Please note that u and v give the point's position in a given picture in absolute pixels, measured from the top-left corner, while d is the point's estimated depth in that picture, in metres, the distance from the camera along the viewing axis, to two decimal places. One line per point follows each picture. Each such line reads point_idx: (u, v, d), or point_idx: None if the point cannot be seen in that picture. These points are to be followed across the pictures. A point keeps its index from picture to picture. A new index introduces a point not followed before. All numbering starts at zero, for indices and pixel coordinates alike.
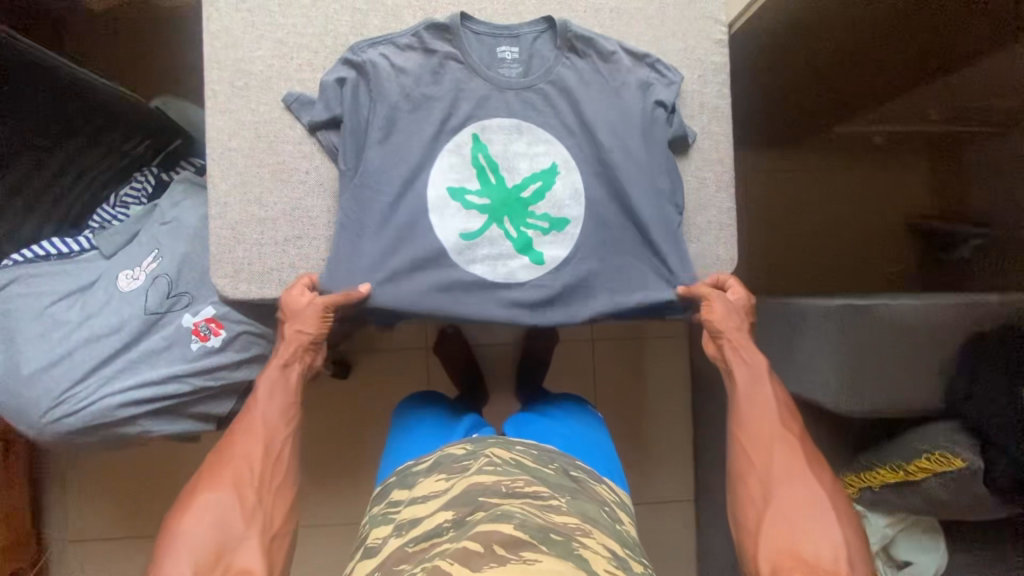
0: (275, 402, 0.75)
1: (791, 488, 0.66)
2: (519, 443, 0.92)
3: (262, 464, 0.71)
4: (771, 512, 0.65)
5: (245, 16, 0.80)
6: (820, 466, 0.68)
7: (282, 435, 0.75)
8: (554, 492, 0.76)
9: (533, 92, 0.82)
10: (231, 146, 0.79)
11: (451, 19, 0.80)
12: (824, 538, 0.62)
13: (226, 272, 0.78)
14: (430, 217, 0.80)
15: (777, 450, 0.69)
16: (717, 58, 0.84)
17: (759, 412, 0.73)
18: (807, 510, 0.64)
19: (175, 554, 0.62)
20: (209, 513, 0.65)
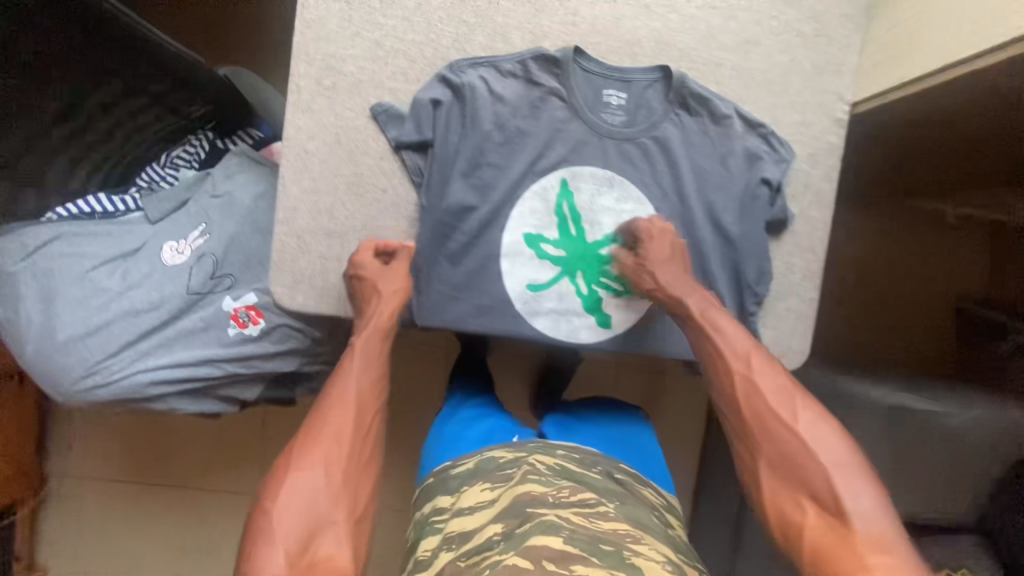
0: (359, 376, 0.69)
1: (771, 438, 0.60)
2: (561, 446, 0.89)
3: (351, 442, 0.63)
4: (775, 479, 0.60)
5: (343, 9, 0.73)
6: (787, 388, 0.62)
7: (368, 409, 0.67)
8: (601, 498, 0.75)
9: (632, 145, 0.77)
10: (309, 149, 0.74)
11: (563, 52, 0.74)
12: (817, 476, 0.58)
13: (285, 281, 0.75)
14: (502, 262, 0.77)
15: (738, 393, 0.64)
16: (832, 139, 0.79)
17: (744, 378, 0.64)
18: (793, 451, 0.59)
19: (267, 538, 0.56)
20: (298, 492, 0.59)
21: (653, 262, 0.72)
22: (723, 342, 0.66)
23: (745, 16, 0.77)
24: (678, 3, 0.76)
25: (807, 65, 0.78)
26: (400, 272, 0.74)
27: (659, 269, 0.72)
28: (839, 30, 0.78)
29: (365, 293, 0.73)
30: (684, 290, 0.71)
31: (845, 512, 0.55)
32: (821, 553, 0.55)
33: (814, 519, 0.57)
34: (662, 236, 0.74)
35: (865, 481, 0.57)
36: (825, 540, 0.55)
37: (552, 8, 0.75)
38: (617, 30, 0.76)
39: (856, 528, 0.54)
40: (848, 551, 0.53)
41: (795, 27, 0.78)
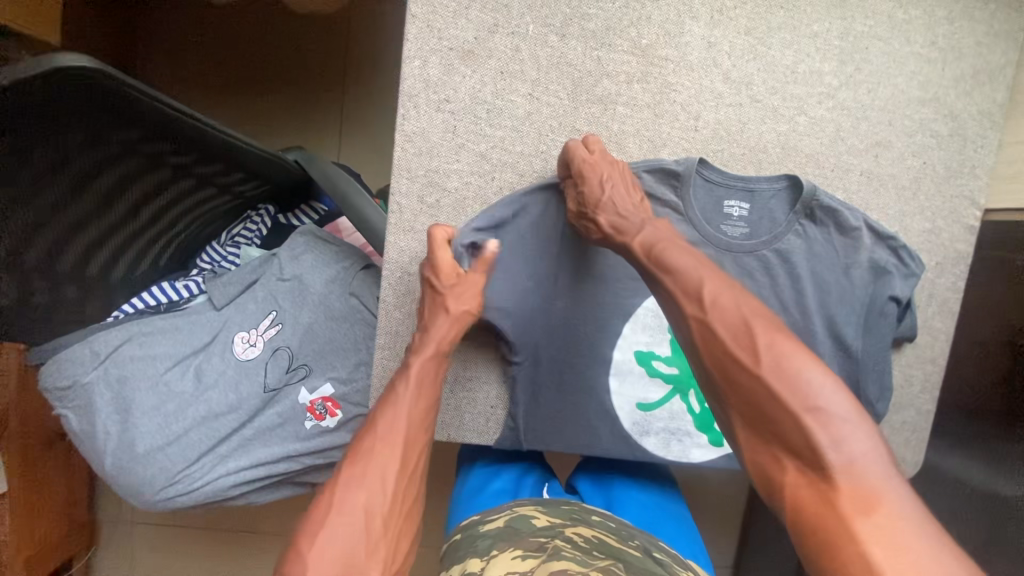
0: (413, 407, 0.60)
1: (738, 389, 0.49)
2: (595, 512, 0.83)
3: (398, 483, 0.55)
4: (755, 424, 0.48)
5: (447, 119, 0.67)
6: (743, 321, 0.51)
7: (416, 443, 0.58)
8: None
9: (754, 259, 0.72)
10: (411, 270, 0.69)
11: (686, 165, 0.68)
12: (790, 423, 0.46)
13: None
14: (611, 381, 0.73)
15: (697, 340, 0.52)
16: (961, 246, 0.74)
17: (713, 313, 0.52)
18: (757, 396, 0.48)
19: None
20: (336, 540, 0.49)
21: (593, 206, 0.63)
22: (680, 278, 0.55)
23: (878, 116, 0.71)
24: (807, 104, 0.70)
25: (940, 168, 0.73)
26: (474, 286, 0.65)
27: (601, 213, 0.63)
28: (975, 129, 0.72)
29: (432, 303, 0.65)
30: (631, 228, 0.62)
31: (830, 466, 0.44)
32: (803, 515, 0.45)
33: (794, 474, 0.46)
34: (602, 166, 0.64)
35: (853, 422, 0.45)
36: (812, 492, 0.45)
37: (672, 113, 0.69)
38: (741, 135, 0.70)
39: (841, 484, 0.43)
40: (833, 517, 0.43)
41: (929, 127, 0.72)
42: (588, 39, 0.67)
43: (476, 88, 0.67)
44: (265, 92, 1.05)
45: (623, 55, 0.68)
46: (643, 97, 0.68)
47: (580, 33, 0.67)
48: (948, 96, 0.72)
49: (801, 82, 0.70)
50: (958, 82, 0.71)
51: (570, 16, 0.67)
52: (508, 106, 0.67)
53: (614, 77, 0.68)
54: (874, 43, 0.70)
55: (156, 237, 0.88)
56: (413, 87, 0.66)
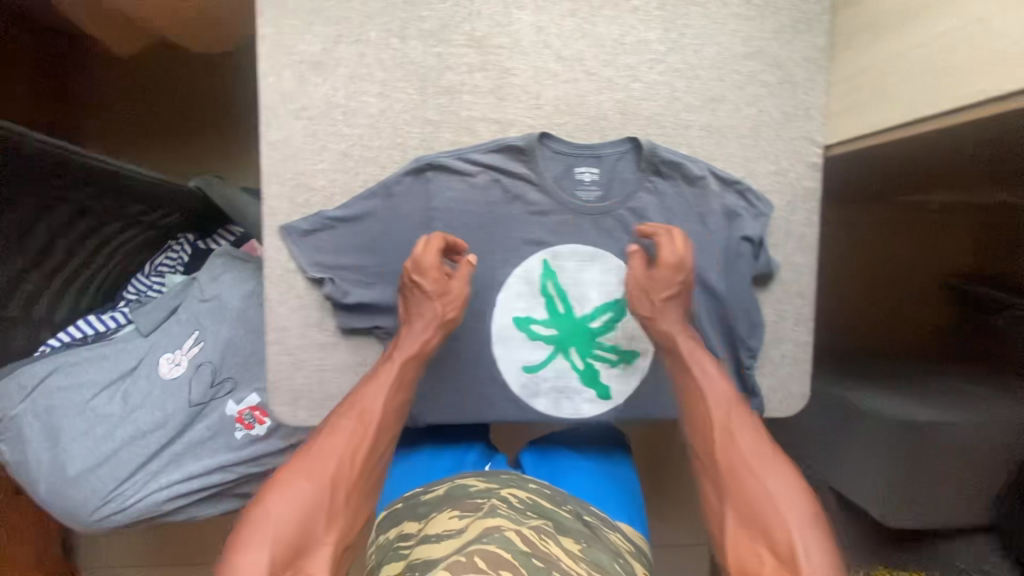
0: (388, 394, 0.66)
1: (738, 486, 0.58)
2: (533, 481, 0.83)
3: (361, 467, 0.60)
4: (738, 515, 0.57)
5: (307, 125, 0.73)
6: (760, 445, 0.60)
7: (382, 431, 0.64)
8: (563, 535, 0.70)
9: (609, 218, 0.77)
10: (292, 267, 0.74)
11: (529, 140, 0.74)
12: (774, 521, 0.54)
13: (284, 400, 0.76)
14: (495, 348, 0.78)
15: (710, 445, 0.62)
16: (809, 183, 0.79)
17: (734, 428, 0.62)
18: (756, 495, 0.56)
19: (261, 538, 0.51)
20: (300, 501, 0.54)
21: (660, 288, 0.71)
22: (713, 386, 0.65)
23: (708, 74, 0.77)
24: (640, 71, 0.76)
25: (775, 115, 0.78)
26: (457, 293, 0.71)
27: (660, 296, 0.71)
28: (803, 75, 0.78)
29: (412, 306, 0.71)
30: (665, 326, 0.71)
31: (797, 563, 0.51)
32: None
33: (771, 569, 0.53)
34: (687, 259, 0.72)
35: (820, 534, 0.53)
36: None
37: (515, 95, 0.75)
38: (582, 107, 0.76)
39: None
40: None
41: (759, 78, 0.77)
42: (427, 38, 0.73)
43: (330, 94, 0.73)
44: (182, 132, 1.13)
45: (461, 48, 0.73)
46: (486, 84, 0.74)
47: (418, 34, 0.73)
48: (771, 47, 0.77)
49: (631, 52, 0.75)
50: (778, 34, 0.77)
51: (407, 19, 0.73)
52: (361, 107, 0.73)
53: (456, 69, 0.74)
54: (692, 9, 0.76)
55: (74, 274, 0.95)
56: (272, 100, 0.73)
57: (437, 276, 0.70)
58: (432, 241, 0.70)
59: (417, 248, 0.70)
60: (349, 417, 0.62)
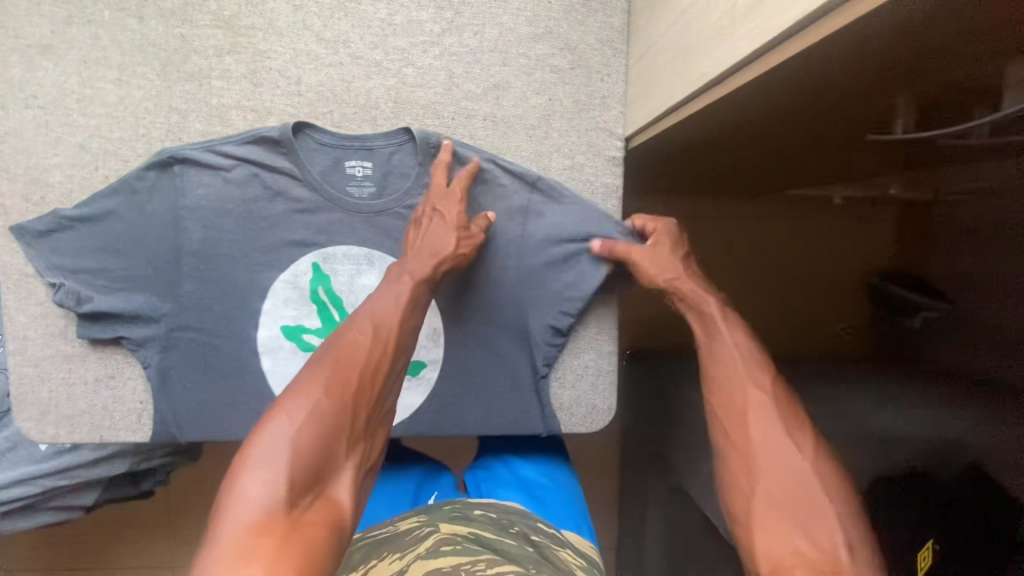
0: (405, 311, 0.62)
1: (769, 457, 0.53)
2: (476, 505, 0.79)
3: (375, 383, 0.57)
4: (764, 493, 0.51)
5: (38, 115, 0.66)
6: (790, 415, 0.55)
7: (403, 349, 0.61)
8: (519, 565, 0.64)
9: (385, 216, 0.71)
10: (29, 271, 0.68)
11: (283, 130, 0.67)
12: (809, 500, 0.49)
13: (30, 415, 0.70)
14: (263, 360, 0.71)
15: (739, 416, 0.56)
16: (608, 179, 0.72)
17: (758, 397, 0.57)
18: (792, 473, 0.51)
19: (276, 455, 0.48)
20: (311, 421, 0.51)
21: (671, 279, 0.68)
22: (730, 360, 0.60)
23: (490, 58, 0.70)
24: (412, 54, 0.69)
25: (568, 103, 0.71)
26: (478, 225, 0.68)
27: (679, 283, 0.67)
28: (598, 59, 0.71)
29: (431, 235, 0.66)
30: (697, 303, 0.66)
31: (835, 552, 0.46)
32: None
33: (806, 559, 0.46)
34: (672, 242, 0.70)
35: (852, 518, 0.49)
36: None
37: (272, 81, 0.68)
38: (349, 94, 0.69)
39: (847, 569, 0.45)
40: None
41: (548, 62, 0.70)
42: (168, 17, 0.66)
43: (62, 80, 0.66)
44: None
45: (207, 30, 0.67)
46: (237, 69, 0.67)
47: (158, 13, 0.66)
48: (561, 28, 0.70)
49: (400, 33, 0.69)
50: (568, 13, 0.70)
51: None
52: (98, 94, 0.67)
53: (203, 52, 0.67)
54: None
55: None
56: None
57: (455, 199, 0.67)
58: (456, 171, 0.69)
59: (442, 176, 0.68)
60: (359, 334, 0.58)
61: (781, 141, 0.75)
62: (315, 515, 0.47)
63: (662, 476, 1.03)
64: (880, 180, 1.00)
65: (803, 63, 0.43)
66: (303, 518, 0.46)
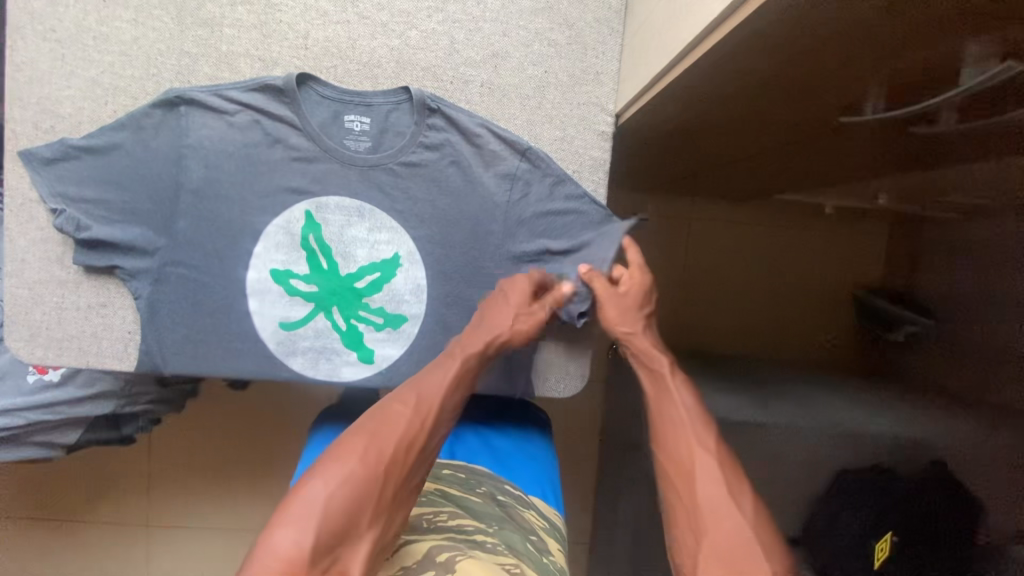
0: (448, 390, 0.67)
1: (715, 519, 0.55)
2: (447, 465, 0.81)
3: (410, 458, 0.60)
4: (706, 551, 0.54)
5: (55, 48, 0.70)
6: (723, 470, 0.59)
7: (438, 425, 0.65)
8: (478, 520, 0.67)
9: (379, 171, 0.73)
10: (32, 197, 0.71)
11: (287, 80, 0.70)
12: (749, 557, 0.52)
13: (21, 336, 0.72)
14: (250, 301, 0.73)
15: (680, 474, 0.61)
16: (596, 153, 0.75)
17: (703, 458, 0.60)
18: (730, 532, 0.54)
19: (308, 514, 0.52)
20: (347, 486, 0.55)
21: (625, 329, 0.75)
22: (678, 421, 0.65)
23: (491, 28, 0.73)
24: (417, 18, 0.72)
25: (563, 77, 0.74)
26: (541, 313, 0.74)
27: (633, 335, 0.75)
28: (594, 37, 0.73)
29: (497, 310, 0.72)
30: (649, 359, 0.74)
31: None
32: None
33: None
34: (637, 280, 0.76)
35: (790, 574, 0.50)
36: None
37: (281, 33, 0.71)
38: (353, 51, 0.72)
39: None
40: None
41: (547, 37, 0.73)
42: None
43: (80, 17, 0.70)
44: None
45: None
46: (248, 19, 0.71)
47: None
48: (561, 4, 0.73)
49: None
50: None
51: None
52: (114, 32, 0.70)
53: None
54: None
55: None
56: (18, 18, 0.69)
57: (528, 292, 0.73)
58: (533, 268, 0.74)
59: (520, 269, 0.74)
60: (404, 406, 0.63)
61: (768, 128, 0.77)
62: None
63: (633, 464, 1.04)
64: (869, 183, 1.02)
65: (781, 16, 0.46)
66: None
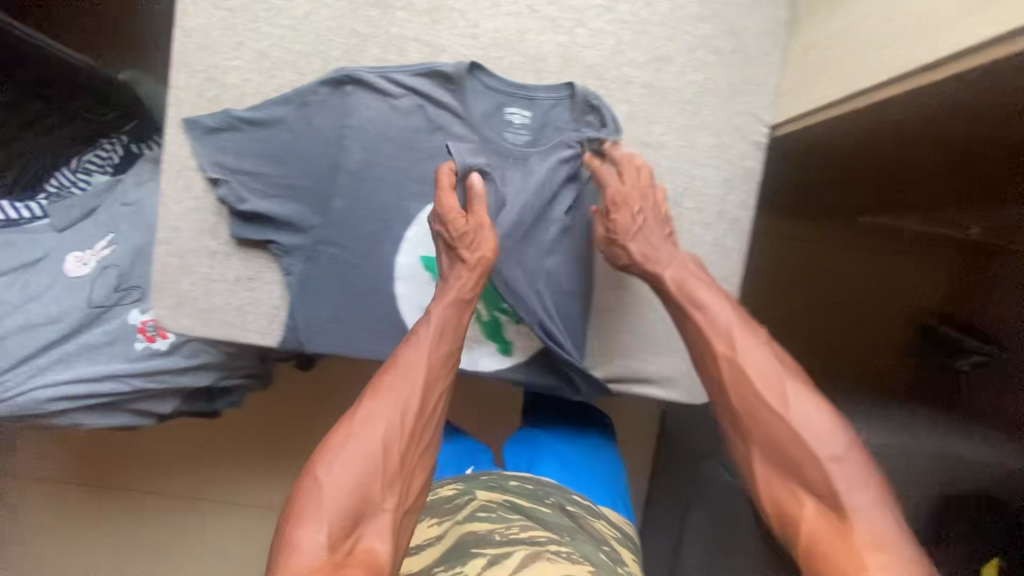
0: (432, 353, 0.65)
1: (764, 427, 0.58)
2: (514, 477, 0.79)
3: (403, 427, 0.60)
4: (762, 451, 0.58)
5: (226, 17, 0.69)
6: (773, 368, 0.59)
7: (434, 388, 0.64)
8: (551, 533, 0.64)
9: (535, 165, 0.73)
10: (191, 165, 0.70)
11: (458, 68, 0.70)
12: (809, 463, 0.55)
13: (167, 304, 0.72)
14: (398, 285, 0.73)
15: (723, 376, 0.60)
16: (749, 163, 0.75)
17: (751, 366, 0.60)
18: (786, 440, 0.56)
19: (315, 509, 0.54)
20: (350, 472, 0.57)
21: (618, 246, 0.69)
22: (706, 327, 0.63)
23: (657, 30, 0.73)
24: (586, 16, 0.72)
25: (723, 85, 0.74)
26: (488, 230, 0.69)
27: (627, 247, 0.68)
28: (757, 48, 0.74)
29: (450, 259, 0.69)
30: (659, 260, 0.67)
31: (842, 505, 0.53)
32: (811, 537, 0.53)
33: (812, 509, 0.54)
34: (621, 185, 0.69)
35: (853, 472, 0.54)
36: (825, 528, 0.53)
37: (451, 20, 0.71)
38: (521, 44, 0.72)
39: (854, 522, 0.52)
40: (837, 539, 0.52)
41: (711, 44, 0.73)
42: None
43: None
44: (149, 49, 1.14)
45: None
46: (421, 3, 0.70)
47: None
48: (728, 13, 0.73)
49: None
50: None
51: None
52: (285, 6, 0.69)
53: None
54: None
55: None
56: None
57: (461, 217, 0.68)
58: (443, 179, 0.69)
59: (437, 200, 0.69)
60: (391, 381, 0.62)
61: None
62: (354, 558, 0.52)
63: None
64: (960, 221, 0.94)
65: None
66: (346, 561, 0.52)
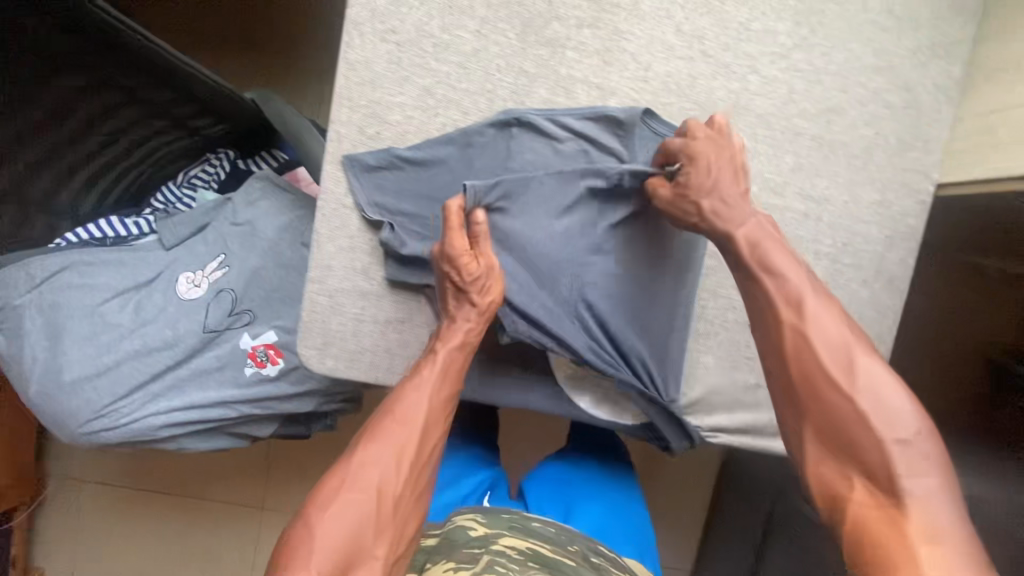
0: (433, 394, 0.61)
1: (822, 405, 0.50)
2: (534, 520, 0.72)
3: (401, 470, 0.57)
4: (813, 431, 0.51)
5: (392, 51, 0.66)
6: (845, 341, 0.52)
7: (432, 429, 0.61)
8: None
9: None
10: (348, 203, 0.68)
11: (631, 113, 0.67)
12: (869, 446, 0.48)
13: (314, 344, 0.69)
14: None
15: (786, 345, 0.53)
16: (912, 221, 0.73)
17: (817, 340, 0.52)
18: (846, 419, 0.49)
19: (305, 557, 0.49)
20: (346, 517, 0.52)
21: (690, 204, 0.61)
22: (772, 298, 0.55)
23: (832, 81, 0.70)
24: (760, 63, 0.69)
25: (892, 140, 0.72)
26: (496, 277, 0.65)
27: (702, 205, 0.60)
28: (930, 104, 0.71)
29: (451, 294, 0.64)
30: (731, 218, 0.59)
31: (903, 494, 0.46)
32: (860, 526, 0.47)
33: (861, 493, 0.48)
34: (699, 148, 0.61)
35: (930, 463, 0.47)
36: (876, 518, 0.46)
37: (623, 62, 0.68)
38: (692, 90, 0.69)
39: (910, 513, 0.45)
40: (895, 538, 0.45)
41: (884, 97, 0.71)
42: None
43: (423, 21, 0.66)
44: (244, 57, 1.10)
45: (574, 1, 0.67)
46: (593, 44, 0.68)
47: None
48: (904, 66, 0.70)
49: (754, 40, 0.69)
50: (915, 53, 0.70)
51: None
52: (455, 41, 0.67)
53: (565, 20, 0.67)
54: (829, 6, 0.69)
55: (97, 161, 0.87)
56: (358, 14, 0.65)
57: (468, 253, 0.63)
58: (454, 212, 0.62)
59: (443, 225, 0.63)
60: (390, 423, 0.59)
61: None
62: None
63: None
64: None
65: None
66: None
